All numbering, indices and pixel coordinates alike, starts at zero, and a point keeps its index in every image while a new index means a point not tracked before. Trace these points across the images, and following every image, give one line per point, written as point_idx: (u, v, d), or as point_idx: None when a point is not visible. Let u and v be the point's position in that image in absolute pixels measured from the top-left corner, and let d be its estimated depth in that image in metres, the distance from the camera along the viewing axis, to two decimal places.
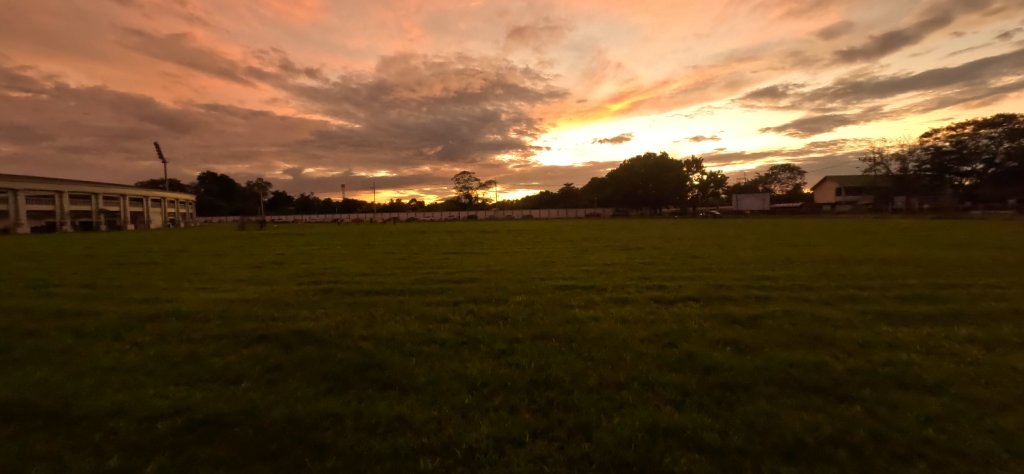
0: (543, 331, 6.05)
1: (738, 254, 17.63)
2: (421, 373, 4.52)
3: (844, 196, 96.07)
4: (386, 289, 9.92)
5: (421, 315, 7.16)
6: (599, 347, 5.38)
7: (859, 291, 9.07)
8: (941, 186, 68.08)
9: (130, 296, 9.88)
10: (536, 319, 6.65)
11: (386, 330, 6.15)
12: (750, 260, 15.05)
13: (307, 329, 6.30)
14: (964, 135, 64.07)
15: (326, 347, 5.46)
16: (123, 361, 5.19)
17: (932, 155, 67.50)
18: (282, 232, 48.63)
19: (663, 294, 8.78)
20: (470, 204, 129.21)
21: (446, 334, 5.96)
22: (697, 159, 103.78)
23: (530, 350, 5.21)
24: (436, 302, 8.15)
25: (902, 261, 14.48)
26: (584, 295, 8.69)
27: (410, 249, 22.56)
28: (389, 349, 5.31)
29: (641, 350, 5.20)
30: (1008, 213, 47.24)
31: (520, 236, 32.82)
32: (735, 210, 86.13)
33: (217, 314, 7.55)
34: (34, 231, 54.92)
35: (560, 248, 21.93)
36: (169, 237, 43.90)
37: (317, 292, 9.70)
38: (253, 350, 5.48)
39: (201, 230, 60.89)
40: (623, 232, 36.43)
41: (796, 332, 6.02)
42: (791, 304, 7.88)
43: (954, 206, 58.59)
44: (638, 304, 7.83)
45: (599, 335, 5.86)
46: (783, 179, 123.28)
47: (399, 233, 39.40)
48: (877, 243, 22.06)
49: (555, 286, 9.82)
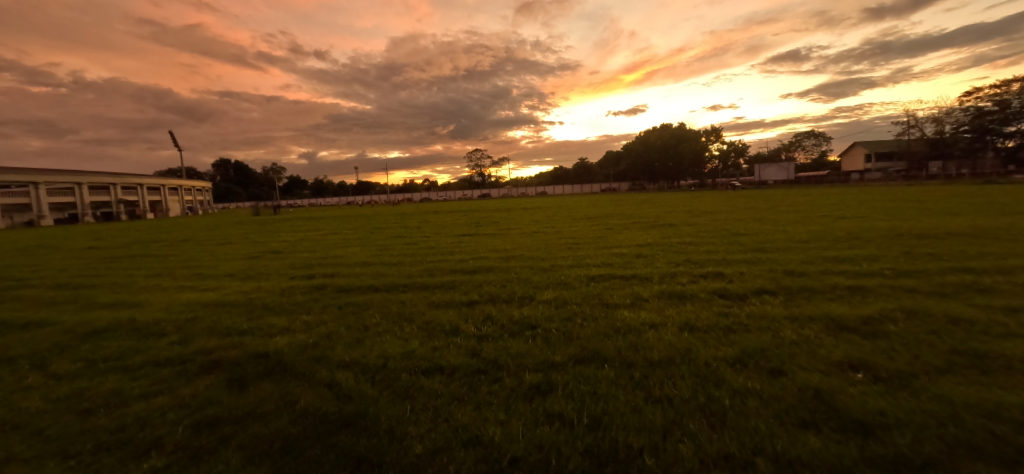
0: (587, 349, 4.43)
1: (786, 229, 15.53)
2: (418, 438, 2.99)
3: (874, 162, 91.51)
4: (387, 284, 8.39)
5: (424, 323, 5.61)
6: (673, 377, 3.75)
7: (976, 277, 7.17)
8: (982, 149, 63.16)
9: (96, 300, 8.63)
10: (574, 329, 5.05)
11: (377, 351, 4.62)
12: (806, 236, 13.09)
13: (277, 350, 4.84)
14: (1010, 93, 58.75)
15: (292, 383, 3.97)
16: (20, 409, 3.85)
17: (972, 116, 62.76)
18: (290, 216, 47.87)
19: (728, 285, 7.00)
20: (483, 182, 127.01)
21: (456, 355, 4.41)
22: (717, 129, 99.10)
23: (576, 388, 3.61)
24: (444, 303, 6.57)
25: (986, 234, 12.33)
26: (626, 289, 7.02)
27: (419, 232, 20.96)
28: (375, 387, 3.78)
29: (740, 385, 3.54)
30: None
31: (538, 214, 30.83)
32: (758, 181, 82.44)
33: (178, 327, 6.18)
34: (56, 223, 55.82)
35: (582, 227, 20.11)
36: (186, 225, 43.71)
37: (307, 290, 8.24)
38: (198, 388, 4.06)
39: (219, 217, 60.83)
40: (645, 207, 34.19)
41: (947, 346, 4.26)
42: (902, 298, 6.05)
43: (996, 172, 54.33)
44: (701, 302, 6.12)
45: (668, 354, 4.24)
46: (807, 147, 117.64)
47: (411, 215, 37.95)
48: (938, 213, 19.53)
49: (588, 276, 8.14)
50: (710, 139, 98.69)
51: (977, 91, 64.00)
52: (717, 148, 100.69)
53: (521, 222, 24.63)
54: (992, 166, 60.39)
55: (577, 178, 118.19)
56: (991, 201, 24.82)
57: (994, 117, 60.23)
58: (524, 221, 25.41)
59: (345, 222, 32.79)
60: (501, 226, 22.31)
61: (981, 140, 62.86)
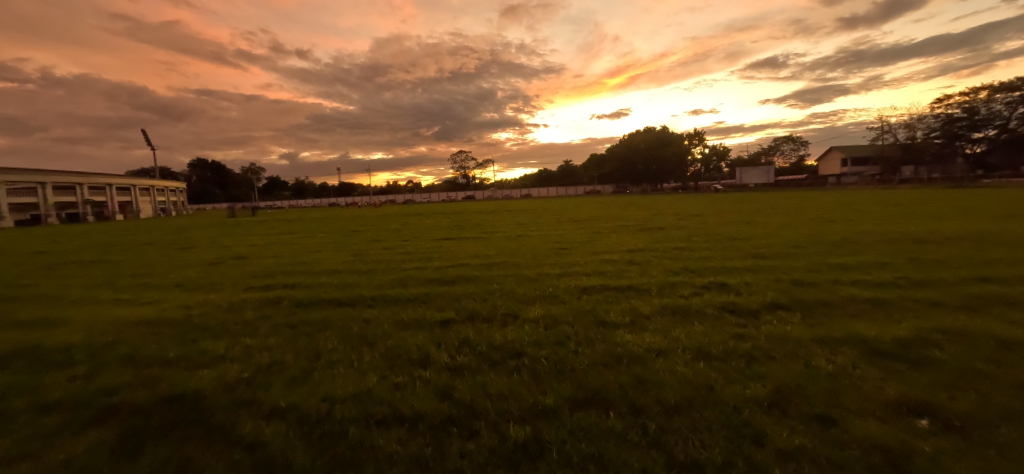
0: (586, 388, 3.60)
1: (779, 233, 15.05)
2: None
3: (850, 167, 93.76)
4: (353, 296, 7.42)
5: (389, 350, 4.70)
6: (699, 432, 2.93)
7: (999, 288, 6.61)
8: (952, 155, 65.17)
9: (10, 316, 7.40)
10: (568, 358, 4.21)
11: (324, 392, 3.69)
12: (802, 241, 12.57)
13: (198, 390, 3.85)
14: (978, 101, 60.67)
15: (203, 444, 3.01)
16: None
17: (941, 123, 64.75)
18: (265, 218, 46.03)
19: (736, 298, 6.26)
20: (468, 184, 125.70)
21: (423, 398, 3.52)
22: (699, 132, 100.29)
23: (575, 450, 2.77)
24: (415, 322, 5.65)
25: (983, 239, 12.01)
26: (623, 303, 6.21)
27: (398, 236, 19.90)
28: (311, 450, 2.86)
29: (785, 444, 2.75)
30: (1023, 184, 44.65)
31: (523, 216, 30.04)
32: (739, 184, 83.58)
33: (89, 354, 5.09)
34: (15, 224, 52.59)
35: (569, 230, 19.36)
36: (154, 227, 41.35)
37: (261, 305, 7.20)
38: (73, 450, 3.05)
39: (192, 218, 58.19)
40: (631, 210, 33.79)
41: (1014, 381, 3.57)
42: (931, 314, 5.42)
43: (965, 176, 55.97)
44: (710, 320, 5.36)
45: (686, 396, 3.43)
46: (786, 151, 120.15)
47: (392, 217, 36.79)
48: (924, 217, 19.38)
49: (579, 287, 7.30)
50: (693, 142, 99.84)
51: (946, 98, 66.10)
52: (700, 152, 101.83)
53: (505, 225, 23.79)
54: (960, 170, 62.29)
55: (562, 180, 117.95)
56: (971, 206, 24.98)
57: (963, 123, 62.14)
58: (509, 223, 24.57)
59: (322, 225, 31.41)
60: (484, 229, 21.39)
61: (951, 146, 64.88)
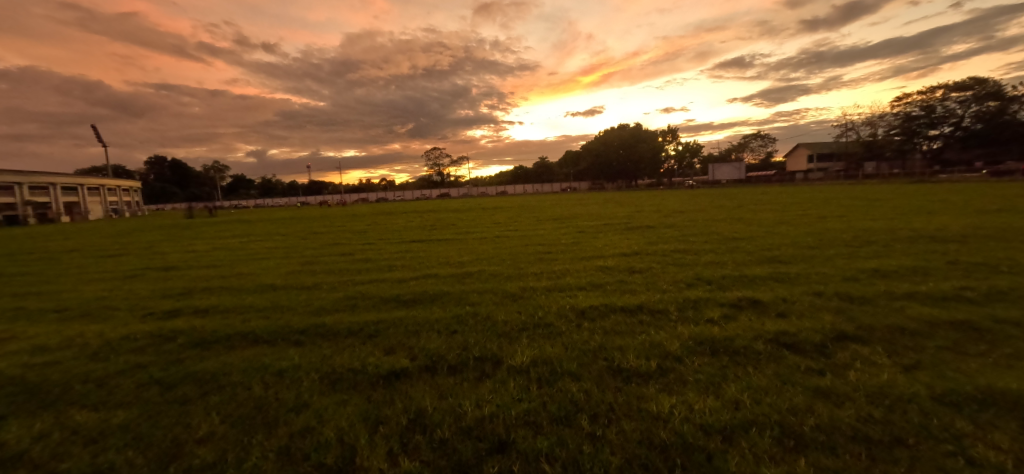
0: None
1: (778, 232, 13.92)
2: None
3: (816, 162, 96.27)
4: (275, 328, 5.53)
5: (290, 443, 2.90)
6: None
7: None
8: (911, 151, 67.31)
9: None
10: (584, 462, 2.53)
11: None
12: (809, 241, 11.39)
13: None
14: (934, 99, 62.68)
15: None
16: None
17: (901, 120, 66.87)
18: (220, 219, 42.52)
19: (786, 325, 4.74)
20: (443, 182, 122.86)
21: None
22: (673, 130, 101.02)
23: None
24: (347, 377, 3.85)
25: (998, 237, 11.06)
26: (639, 335, 4.59)
27: (361, 238, 17.85)
28: None
29: None
30: (978, 179, 45.91)
31: (501, 215, 28.28)
32: (712, 180, 84.56)
33: None
34: None
35: (550, 231, 17.72)
36: (94, 230, 37.37)
37: (142, 345, 5.20)
38: None
39: (142, 220, 53.70)
40: (613, 207, 32.59)
41: None
42: None
43: (923, 172, 57.68)
44: (770, 365, 3.80)
45: None
46: (756, 148, 122.76)
47: (361, 216, 34.39)
48: (916, 213, 18.61)
49: (575, 309, 5.63)
50: (667, 139, 100.58)
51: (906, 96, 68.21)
52: (675, 149, 102.57)
53: (482, 224, 22.07)
54: (919, 166, 64.33)
55: (539, 177, 116.70)
56: (949, 201, 24.63)
57: (921, 121, 64.13)
58: (486, 223, 22.82)
59: (282, 226, 28.81)
60: (460, 230, 19.57)
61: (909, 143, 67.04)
